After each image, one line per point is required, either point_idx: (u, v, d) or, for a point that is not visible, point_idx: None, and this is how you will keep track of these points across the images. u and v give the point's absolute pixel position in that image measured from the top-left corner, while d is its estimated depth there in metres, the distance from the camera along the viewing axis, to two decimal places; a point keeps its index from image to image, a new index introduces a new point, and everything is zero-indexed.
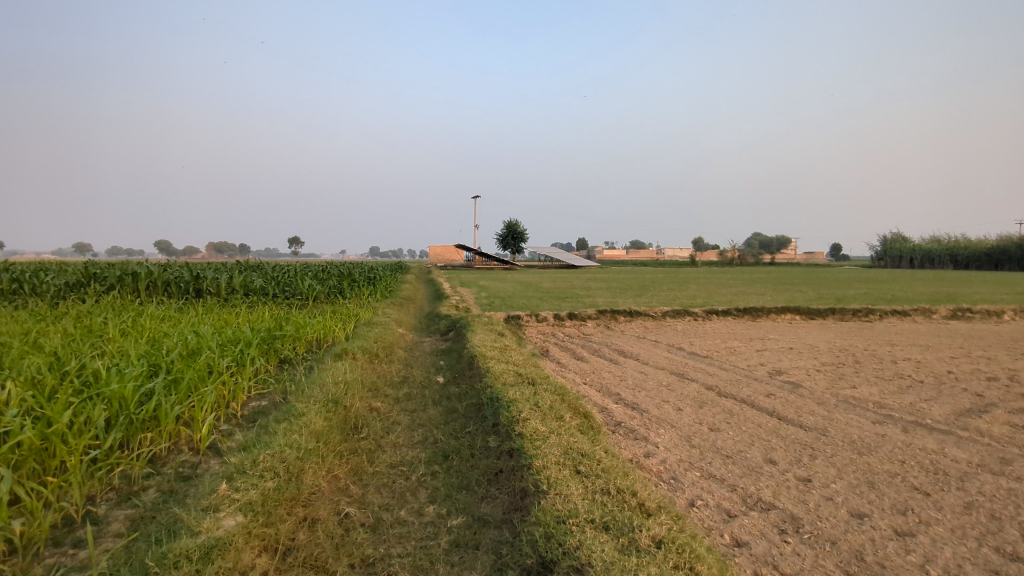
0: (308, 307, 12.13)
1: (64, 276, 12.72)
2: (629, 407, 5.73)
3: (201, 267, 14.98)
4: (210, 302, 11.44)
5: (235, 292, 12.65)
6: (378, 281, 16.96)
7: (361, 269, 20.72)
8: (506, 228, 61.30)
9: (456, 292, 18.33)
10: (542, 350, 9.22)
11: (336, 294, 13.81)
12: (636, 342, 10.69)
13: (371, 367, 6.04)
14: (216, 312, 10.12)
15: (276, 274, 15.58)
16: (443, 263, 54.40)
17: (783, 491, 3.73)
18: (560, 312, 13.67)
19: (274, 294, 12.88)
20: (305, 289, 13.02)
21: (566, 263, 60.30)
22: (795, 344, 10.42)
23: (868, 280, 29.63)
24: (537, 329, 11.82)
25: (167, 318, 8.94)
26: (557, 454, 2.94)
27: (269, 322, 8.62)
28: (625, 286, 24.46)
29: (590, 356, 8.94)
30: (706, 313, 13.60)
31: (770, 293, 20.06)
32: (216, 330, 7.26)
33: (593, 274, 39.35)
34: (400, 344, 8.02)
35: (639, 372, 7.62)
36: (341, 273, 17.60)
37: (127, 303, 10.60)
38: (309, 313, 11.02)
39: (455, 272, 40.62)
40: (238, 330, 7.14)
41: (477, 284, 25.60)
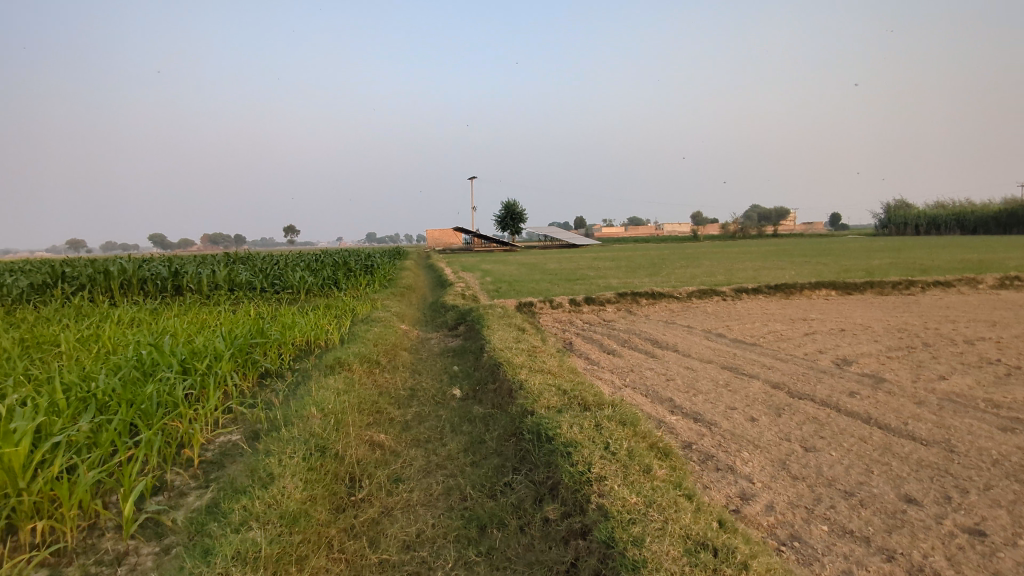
0: (300, 302, 11.01)
1: (29, 275, 11.58)
2: (693, 420, 4.65)
3: (183, 261, 13.85)
4: (190, 301, 10.32)
5: (218, 287, 11.52)
6: (375, 269, 15.82)
7: (358, 257, 19.56)
8: (505, 209, 59.87)
9: (460, 277, 17.20)
10: (566, 343, 8.10)
11: (330, 285, 12.68)
12: (666, 328, 9.59)
13: (371, 379, 4.93)
14: (193, 313, 9.00)
15: (265, 266, 14.47)
16: (442, 247, 53.24)
17: (959, 555, 2.66)
18: (576, 296, 12.57)
19: (262, 288, 11.75)
20: (295, 282, 11.90)
21: (567, 242, 59.12)
22: (846, 325, 9.32)
23: (884, 249, 28.56)
24: (554, 317, 10.71)
25: (136, 324, 7.84)
26: (677, 560, 1.84)
27: (251, 324, 7.49)
28: (635, 264, 23.31)
29: (622, 348, 7.84)
30: (734, 293, 12.47)
31: (792, 267, 18.96)
32: (186, 338, 6.15)
33: (597, 253, 38.23)
34: (405, 345, 6.91)
35: (686, 368, 6.53)
36: (336, 262, 16.46)
37: (95, 306, 9.50)
38: (299, 310, 9.89)
39: (455, 256, 39.52)
40: (211, 337, 6.02)
41: (480, 268, 24.47)
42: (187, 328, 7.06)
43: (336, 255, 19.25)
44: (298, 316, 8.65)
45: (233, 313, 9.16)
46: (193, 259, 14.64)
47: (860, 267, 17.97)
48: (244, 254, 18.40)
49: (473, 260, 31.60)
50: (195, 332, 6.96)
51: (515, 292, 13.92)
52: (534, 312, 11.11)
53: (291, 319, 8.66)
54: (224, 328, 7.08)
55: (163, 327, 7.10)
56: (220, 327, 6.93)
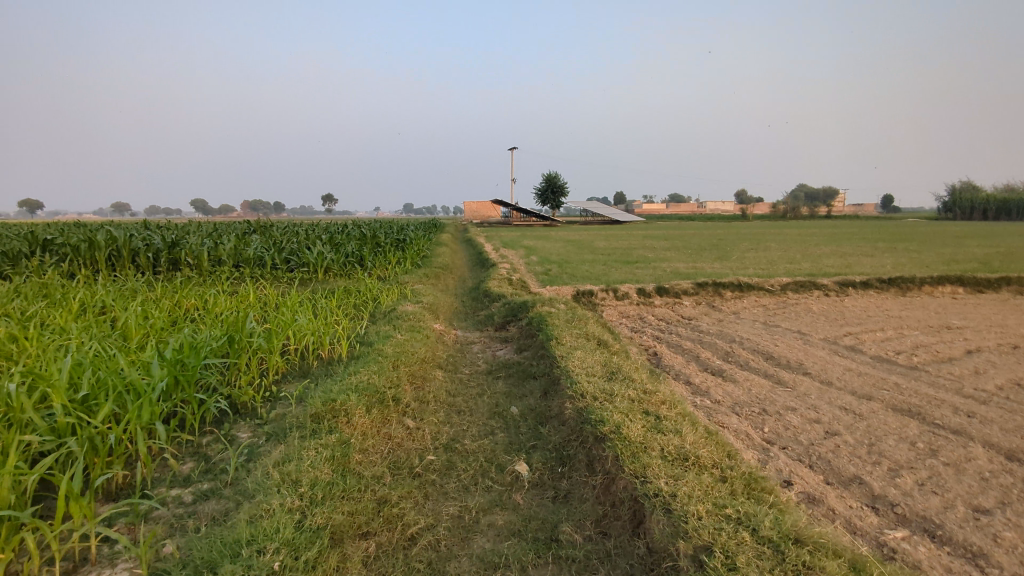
0: (315, 284, 9.31)
1: (13, 243, 10.25)
2: (938, 547, 2.64)
3: (191, 232, 12.36)
4: (184, 280, 8.75)
5: (222, 263, 9.94)
6: (408, 244, 14.06)
7: (391, 229, 17.87)
8: (546, 182, 57.55)
9: (502, 257, 15.26)
10: (650, 356, 6.13)
11: (353, 261, 10.93)
12: (770, 333, 7.52)
13: (383, 438, 3.06)
14: (177, 297, 7.36)
15: (283, 238, 12.90)
16: (480, 219, 51.51)
17: None
18: (641, 285, 10.57)
19: (271, 266, 10.09)
20: (313, 259, 10.20)
21: (610, 218, 56.66)
22: (1015, 338, 7.09)
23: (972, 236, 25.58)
24: (621, 317, 8.71)
25: (97, 313, 6.23)
26: None
27: (233, 319, 5.71)
28: (696, 246, 21.02)
29: (728, 365, 5.81)
30: (838, 286, 10.24)
31: (884, 254, 16.47)
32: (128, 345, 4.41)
33: (645, 231, 35.88)
34: (439, 357, 5.04)
35: (843, 409, 4.49)
36: (364, 234, 14.77)
37: (70, 283, 8.01)
38: (311, 296, 8.14)
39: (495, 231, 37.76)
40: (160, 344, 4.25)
41: (526, 245, 22.50)
42: (149, 325, 5.37)
43: (364, 227, 17.55)
44: (302, 306, 6.88)
45: (224, 298, 7.46)
46: (202, 230, 13.17)
47: (969, 257, 15.40)
48: (268, 224, 16.89)
49: (514, 235, 29.72)
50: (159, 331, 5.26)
51: (567, 276, 11.97)
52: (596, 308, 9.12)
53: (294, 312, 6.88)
54: (194, 326, 5.32)
55: (118, 321, 5.42)
56: (189, 326, 5.20)
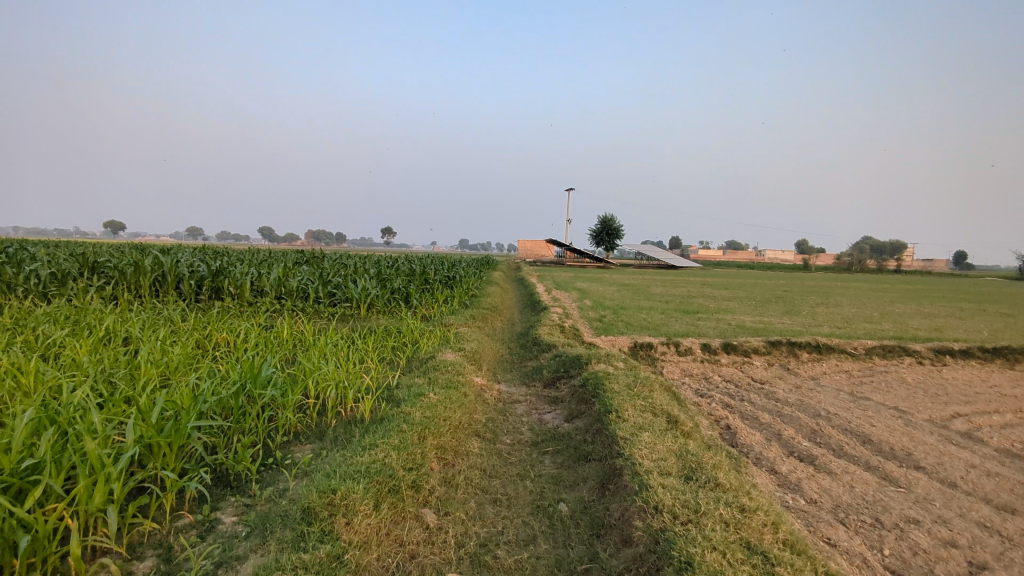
0: (355, 322, 8.82)
1: (65, 266, 10.29)
2: None
3: (240, 262, 12.24)
4: (221, 311, 8.41)
5: (264, 294, 9.62)
6: (458, 282, 13.56)
7: (443, 266, 17.45)
8: (602, 224, 56.96)
9: (554, 300, 14.56)
10: (723, 430, 5.24)
11: (398, 298, 10.43)
12: (861, 407, 6.50)
13: (395, 553, 2.38)
14: (209, 331, 6.97)
15: (330, 270, 12.62)
16: (534, 258, 51.19)
17: None
18: (706, 340, 9.66)
19: (313, 299, 9.69)
20: (356, 293, 9.75)
21: (667, 262, 55.34)
22: None
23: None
24: (685, 379, 7.81)
25: (120, 346, 5.85)
26: None
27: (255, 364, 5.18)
28: (762, 297, 19.80)
29: (818, 449, 4.87)
30: (934, 354, 9.04)
31: (979, 317, 14.90)
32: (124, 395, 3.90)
33: (704, 278, 34.59)
34: (477, 423, 4.34)
35: (982, 526, 3.51)
36: (414, 269, 14.37)
37: (106, 310, 7.79)
38: (348, 336, 7.63)
39: (548, 271, 37.18)
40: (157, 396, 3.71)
41: (580, 287, 21.75)
42: (164, 367, 4.89)
43: (415, 262, 17.21)
44: (334, 349, 6.33)
45: (256, 335, 7.02)
46: (252, 260, 13.07)
47: None
48: (321, 255, 16.78)
49: (568, 276, 29.05)
50: (171, 376, 4.77)
51: (623, 326, 11.16)
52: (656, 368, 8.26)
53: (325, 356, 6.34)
54: (209, 372, 4.82)
55: (133, 359, 4.98)
56: (204, 371, 4.70)
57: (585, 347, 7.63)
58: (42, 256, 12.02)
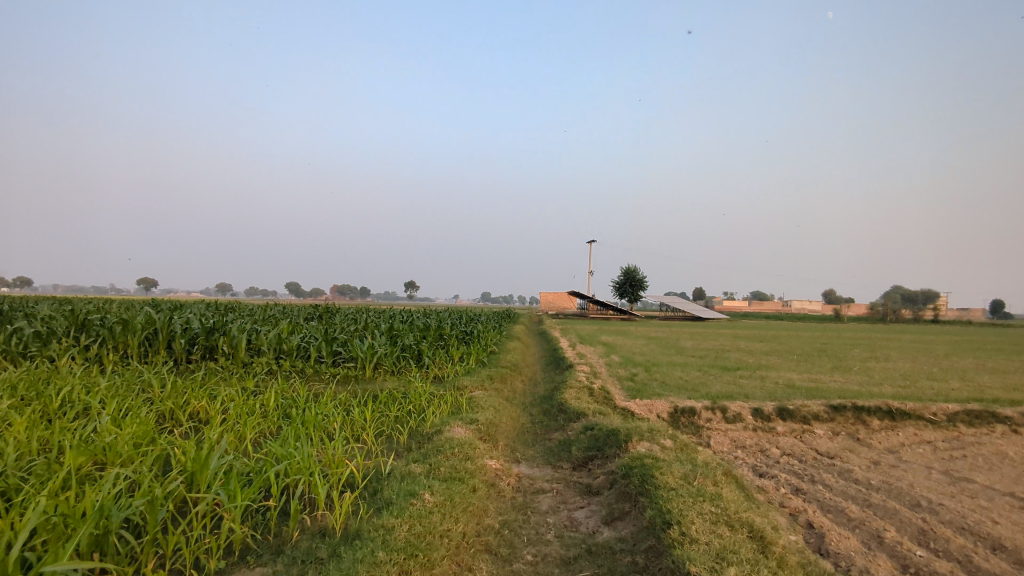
0: (357, 386, 7.84)
1: (53, 325, 9.61)
2: None
3: (242, 319, 11.47)
4: (209, 374, 7.53)
5: (260, 354, 8.74)
6: (476, 338, 12.58)
7: (461, 320, 16.53)
8: (625, 275, 55.98)
9: (580, 356, 13.47)
10: (805, 532, 4.08)
11: (408, 356, 9.47)
12: (967, 492, 5.26)
13: None
14: (183, 401, 6.07)
15: (340, 325, 11.75)
16: (556, 311, 50.16)
17: None
18: (756, 404, 8.48)
19: (315, 358, 8.77)
20: (362, 352, 8.82)
21: (693, 313, 53.85)
22: None
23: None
24: (739, 455, 6.63)
25: (68, 421, 4.94)
26: None
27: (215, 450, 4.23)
28: (804, 351, 18.43)
29: (939, 563, 3.70)
30: None
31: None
32: (17, 507, 2.97)
33: (735, 330, 33.16)
34: (489, 533, 3.28)
35: None
36: (429, 323, 13.44)
37: (78, 375, 6.96)
38: (346, 405, 6.65)
39: (571, 324, 36.07)
40: (50, 511, 2.76)
41: (606, 342, 20.60)
42: (100, 454, 3.96)
43: (433, 316, 16.33)
44: (322, 424, 5.35)
45: (236, 406, 6.10)
46: (258, 316, 12.31)
47: None
48: (333, 310, 16.00)
49: (593, 330, 27.89)
50: (106, 469, 3.83)
51: (658, 388, 10.02)
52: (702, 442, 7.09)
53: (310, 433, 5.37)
54: (153, 463, 3.86)
55: (66, 441, 4.06)
56: (145, 462, 3.76)
57: (619, 417, 6.52)
58: (36, 313, 11.39)
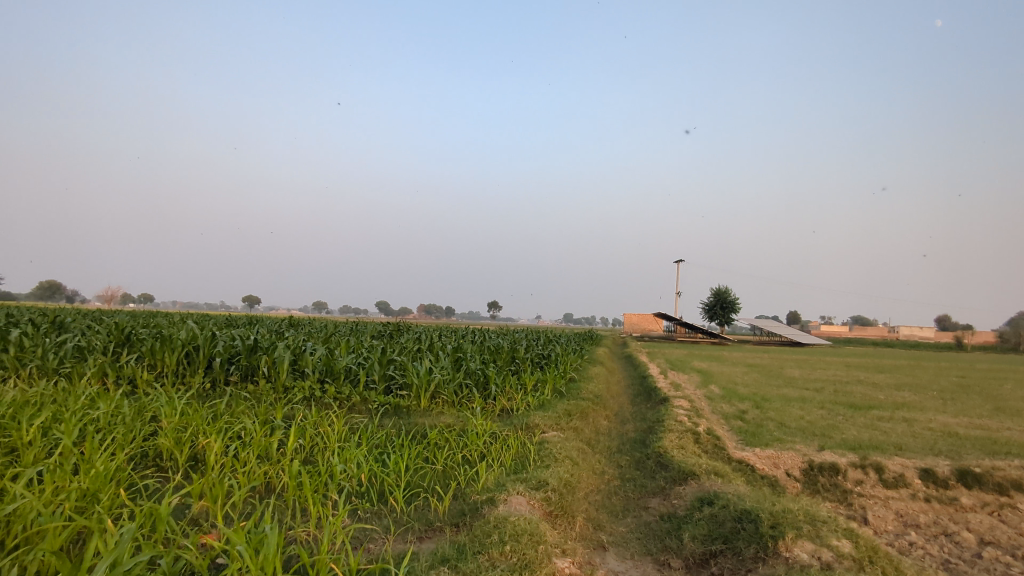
0: (405, 421, 6.48)
1: (98, 339, 8.89)
2: None
3: (299, 337, 10.46)
4: (237, 403, 6.41)
5: (303, 378, 7.58)
6: (554, 363, 11.00)
7: (539, 341, 14.98)
8: (715, 297, 52.73)
9: (675, 386, 11.58)
10: None
11: (473, 382, 8.04)
12: None
13: None
14: (184, 436, 4.91)
15: (401, 345, 10.53)
16: (640, 333, 47.68)
17: None
18: (921, 461, 6.46)
19: (364, 385, 7.50)
20: (417, 378, 7.47)
21: (791, 339, 49.78)
22: None
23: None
24: (920, 551, 4.69)
25: (19, 467, 3.82)
26: None
27: (153, 538, 2.93)
28: (941, 386, 15.62)
29: None
30: None
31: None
32: None
33: (843, 357, 29.78)
34: None
35: None
36: (502, 344, 12.00)
37: (86, 400, 5.97)
38: (383, 449, 5.28)
39: (657, 347, 33.76)
40: None
41: (700, 369, 18.44)
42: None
43: (508, 336, 14.91)
44: (331, 489, 3.96)
45: (243, 448, 4.87)
46: (317, 335, 11.31)
47: None
48: (401, 328, 14.90)
49: (682, 355, 25.59)
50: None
51: (779, 432, 8.08)
52: (855, 521, 5.19)
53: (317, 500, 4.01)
54: (44, 558, 2.58)
55: None
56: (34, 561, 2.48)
57: (745, 485, 4.76)
58: (94, 326, 10.86)
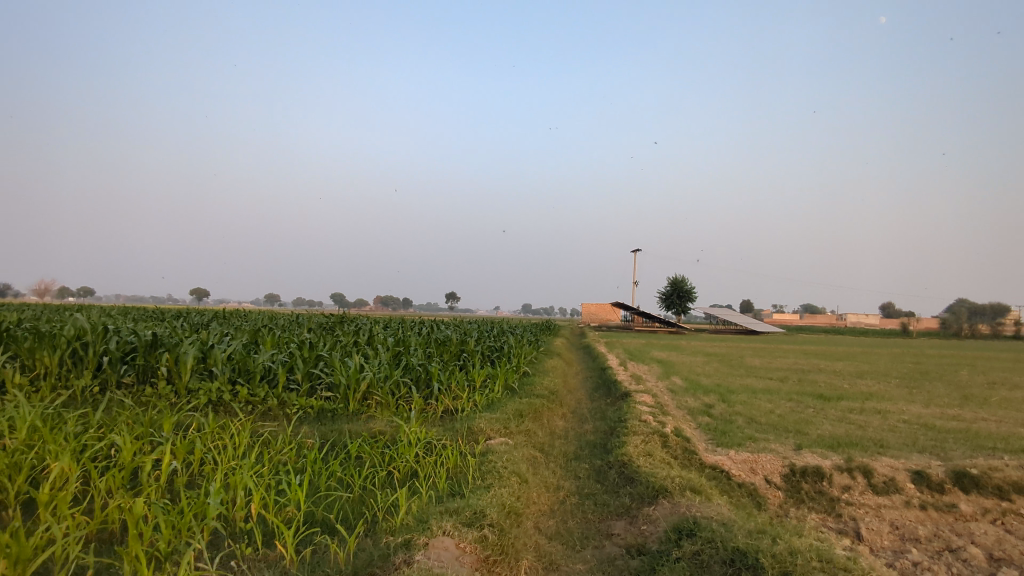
0: (326, 430, 5.48)
1: None
2: None
3: (219, 332, 9.25)
4: (119, 410, 5.27)
5: (210, 378, 6.45)
6: (507, 356, 10.10)
7: (492, 332, 14.07)
8: (672, 286, 52.88)
9: (636, 379, 10.83)
10: None
11: (412, 381, 7.09)
12: None
13: None
14: (24, 459, 3.81)
15: (336, 338, 9.46)
16: (598, 323, 47.38)
17: None
18: (911, 461, 5.83)
19: (282, 386, 6.44)
20: (345, 378, 6.46)
21: (746, 327, 50.33)
22: None
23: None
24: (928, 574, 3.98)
25: None
26: None
27: None
28: (899, 374, 15.43)
29: None
30: None
31: None
32: None
33: (797, 345, 29.96)
34: None
35: None
36: (451, 337, 11.02)
37: None
38: (290, 469, 4.28)
39: (615, 336, 33.34)
40: None
41: (659, 359, 17.86)
42: None
43: (460, 327, 13.95)
44: (197, 536, 2.95)
45: (100, 474, 3.79)
46: (243, 330, 10.11)
47: None
48: (343, 319, 13.73)
49: (640, 345, 25.12)
50: None
51: (751, 429, 7.39)
52: (848, 537, 4.47)
53: (178, 551, 3.00)
54: None
55: None
56: None
57: (727, 505, 3.95)
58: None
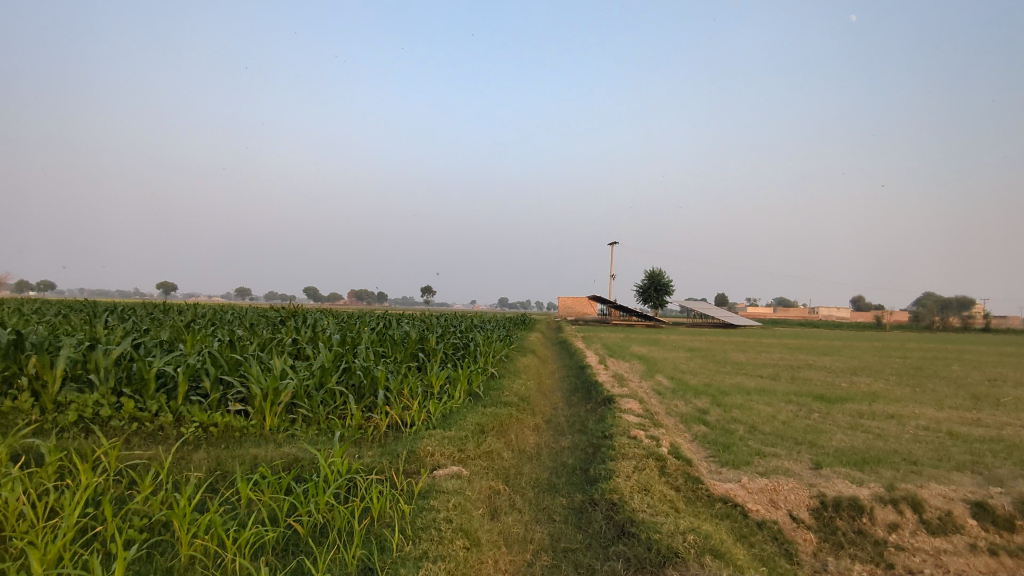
0: (224, 456, 4.19)
1: None
2: None
3: (133, 328, 7.83)
4: None
5: (90, 388, 5.09)
6: (473, 355, 8.84)
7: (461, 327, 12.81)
8: (650, 279, 52.11)
9: (619, 379, 9.66)
10: None
11: (351, 388, 5.83)
12: None
13: None
14: None
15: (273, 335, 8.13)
16: (575, 316, 46.38)
17: None
18: (961, 486, 4.73)
19: (183, 398, 5.11)
20: (261, 387, 5.15)
21: (723, 321, 49.78)
22: None
23: None
24: None
25: None
26: None
27: None
28: (894, 370, 14.55)
29: None
30: None
31: None
32: None
33: (778, 339, 29.23)
34: None
35: None
36: (411, 333, 9.74)
37: None
38: (143, 528, 2.98)
39: (592, 330, 32.30)
40: None
41: (641, 354, 16.77)
42: None
43: (425, 322, 12.66)
44: None
45: None
46: (167, 326, 8.69)
47: None
48: (295, 313, 12.33)
49: (619, 339, 24.08)
50: None
51: (756, 442, 6.25)
52: None
53: None
54: None
55: None
56: None
57: None
58: None
